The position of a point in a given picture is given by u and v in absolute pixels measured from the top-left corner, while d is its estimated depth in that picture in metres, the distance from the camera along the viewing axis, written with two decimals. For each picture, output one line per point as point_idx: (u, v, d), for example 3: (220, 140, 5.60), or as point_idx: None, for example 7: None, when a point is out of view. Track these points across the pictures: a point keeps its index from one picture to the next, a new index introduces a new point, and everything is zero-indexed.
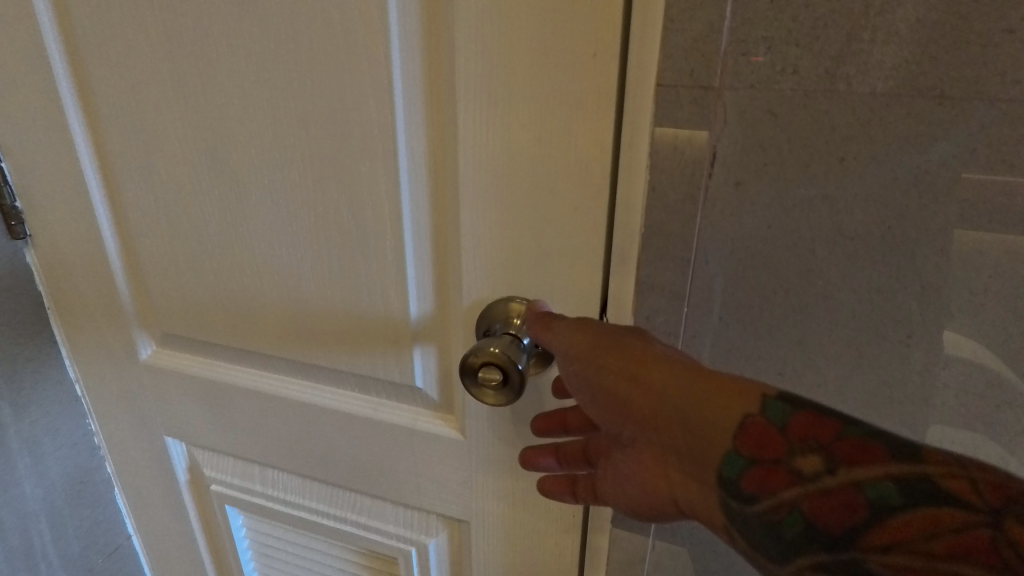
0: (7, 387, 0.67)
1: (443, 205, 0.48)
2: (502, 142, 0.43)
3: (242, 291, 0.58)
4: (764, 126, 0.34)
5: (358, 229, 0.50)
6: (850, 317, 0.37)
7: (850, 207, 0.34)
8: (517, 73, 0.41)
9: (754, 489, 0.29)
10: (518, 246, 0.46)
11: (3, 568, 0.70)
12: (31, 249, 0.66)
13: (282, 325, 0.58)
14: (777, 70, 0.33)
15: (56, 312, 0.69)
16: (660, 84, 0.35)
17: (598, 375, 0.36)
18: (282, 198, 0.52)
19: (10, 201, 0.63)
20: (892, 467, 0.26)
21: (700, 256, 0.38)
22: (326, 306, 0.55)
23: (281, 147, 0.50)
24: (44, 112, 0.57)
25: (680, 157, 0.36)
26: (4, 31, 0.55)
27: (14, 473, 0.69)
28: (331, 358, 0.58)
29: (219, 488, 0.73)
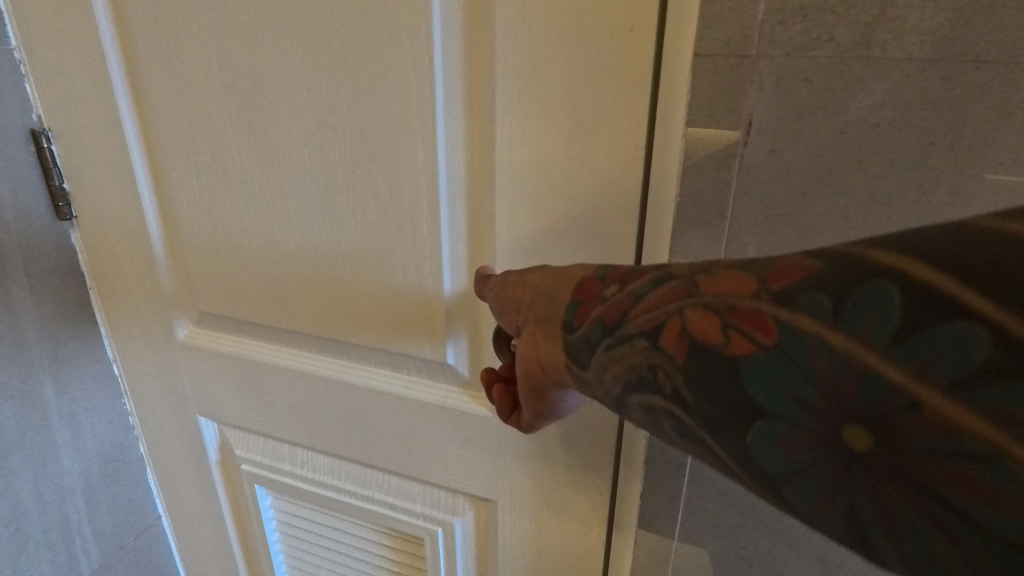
0: (52, 360, 0.66)
1: (478, 183, 0.47)
2: (538, 119, 0.43)
3: (277, 267, 0.56)
4: (799, 93, 0.35)
5: (395, 205, 0.49)
6: None
7: (884, 172, 0.35)
8: (553, 48, 0.41)
9: (593, 328, 0.33)
10: (557, 221, 0.45)
11: (41, 542, 0.68)
12: (76, 230, 0.65)
13: (316, 298, 0.56)
14: (813, 37, 0.34)
15: (97, 293, 0.68)
16: (698, 54, 0.36)
17: (504, 290, 0.40)
18: (323, 173, 0.51)
19: (58, 181, 0.62)
20: (662, 275, 0.31)
21: (735, 224, 0.39)
22: (362, 279, 0.53)
23: (331, 118, 0.48)
24: (93, 86, 0.56)
25: (715, 125, 0.37)
26: (53, 6, 0.54)
27: (54, 447, 0.68)
28: (362, 335, 0.56)
29: (248, 467, 0.70)
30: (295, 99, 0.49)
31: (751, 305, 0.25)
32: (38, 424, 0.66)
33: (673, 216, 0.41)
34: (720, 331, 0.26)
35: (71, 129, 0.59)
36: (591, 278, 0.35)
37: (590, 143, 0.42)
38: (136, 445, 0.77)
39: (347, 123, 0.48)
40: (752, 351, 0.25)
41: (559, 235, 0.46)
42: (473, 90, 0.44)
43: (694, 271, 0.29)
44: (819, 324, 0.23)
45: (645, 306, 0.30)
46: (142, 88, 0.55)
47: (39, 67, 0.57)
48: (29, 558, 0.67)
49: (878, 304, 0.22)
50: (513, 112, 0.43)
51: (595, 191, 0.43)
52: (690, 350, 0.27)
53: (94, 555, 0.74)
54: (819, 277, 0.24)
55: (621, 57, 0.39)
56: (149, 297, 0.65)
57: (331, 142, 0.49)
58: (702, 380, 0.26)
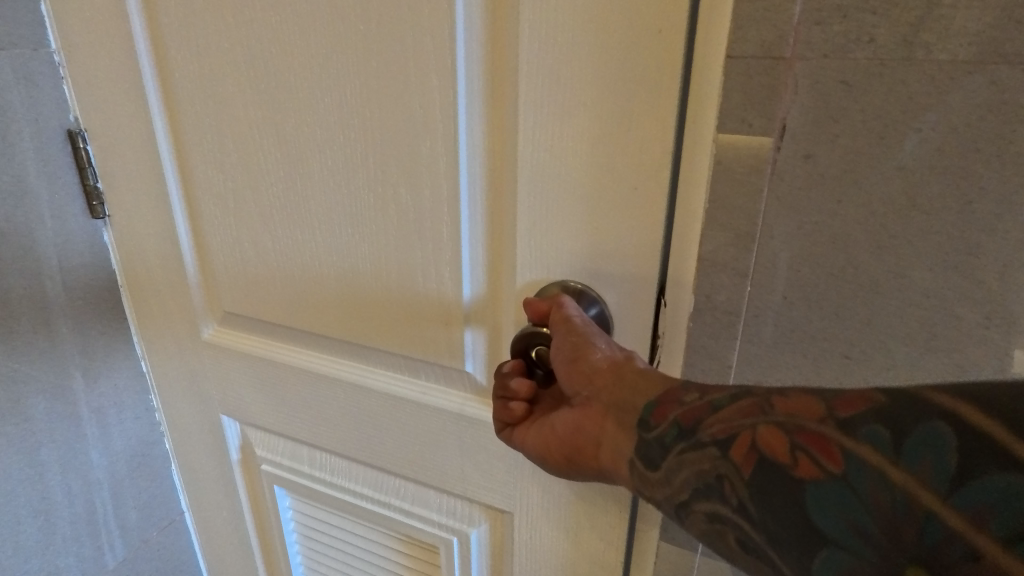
0: (82, 355, 0.67)
1: (499, 188, 0.46)
2: (561, 124, 0.42)
3: (300, 268, 0.57)
4: (836, 97, 0.34)
5: (415, 209, 0.49)
6: (923, 297, 0.36)
7: (926, 180, 0.34)
8: (578, 51, 0.40)
9: (664, 427, 0.33)
10: (579, 229, 0.44)
11: (68, 532, 0.69)
12: (109, 229, 0.66)
13: (337, 301, 0.56)
14: (852, 38, 0.33)
15: (128, 291, 0.69)
16: (730, 56, 0.35)
17: (583, 352, 0.40)
18: (347, 175, 0.50)
19: (92, 180, 0.63)
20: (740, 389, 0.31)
21: (766, 232, 0.38)
22: (382, 282, 0.53)
23: (356, 121, 0.48)
24: (127, 88, 0.57)
25: (747, 129, 0.36)
26: (91, 9, 0.55)
27: (82, 441, 0.69)
28: (381, 339, 0.56)
29: (268, 468, 0.71)
30: (320, 103, 0.49)
31: (819, 429, 0.26)
32: (67, 418, 0.67)
33: (702, 222, 0.39)
34: (788, 451, 0.26)
35: (104, 129, 0.60)
36: (678, 382, 0.35)
37: (614, 147, 0.41)
38: (162, 442, 0.78)
39: (370, 126, 0.48)
40: (817, 476, 0.25)
41: (582, 243, 0.45)
42: (496, 94, 0.44)
43: (770, 391, 0.30)
44: (879, 455, 0.24)
45: (718, 415, 0.31)
46: (172, 91, 0.55)
47: (75, 68, 0.59)
48: (56, 547, 0.68)
49: (934, 444, 0.22)
50: (535, 116, 0.42)
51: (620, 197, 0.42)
52: (758, 465, 0.27)
53: (120, 549, 0.76)
54: (886, 413, 0.24)
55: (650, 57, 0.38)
56: (177, 296, 0.66)
57: (356, 145, 0.49)
58: (767, 496, 0.27)
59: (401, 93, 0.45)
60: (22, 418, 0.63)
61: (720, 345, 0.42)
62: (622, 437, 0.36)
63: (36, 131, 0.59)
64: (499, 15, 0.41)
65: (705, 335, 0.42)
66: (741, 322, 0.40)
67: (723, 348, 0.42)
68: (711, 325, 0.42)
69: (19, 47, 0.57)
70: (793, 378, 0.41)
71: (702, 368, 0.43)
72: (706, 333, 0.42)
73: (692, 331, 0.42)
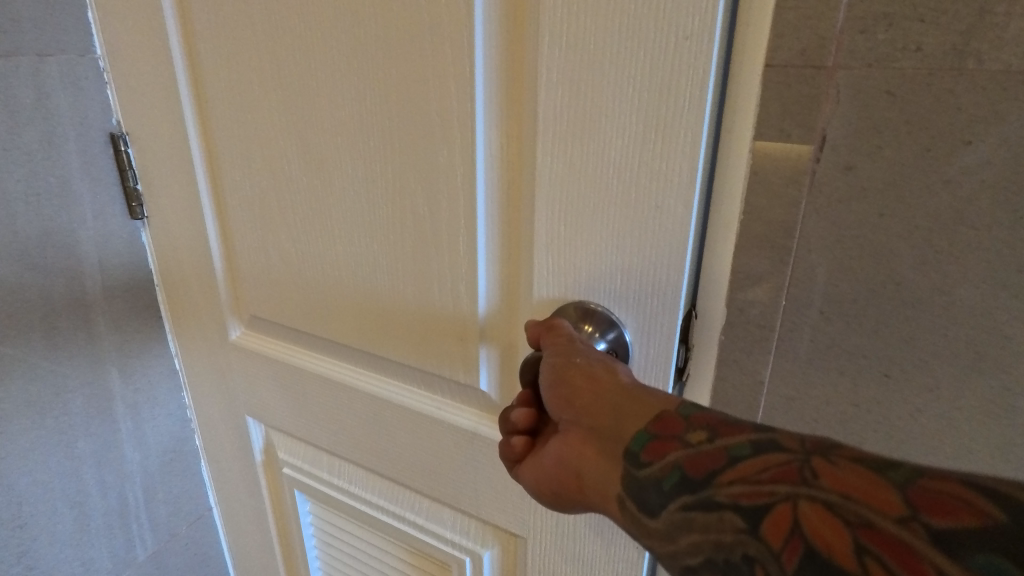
0: (119, 352, 0.69)
1: (516, 202, 0.43)
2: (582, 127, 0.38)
3: (319, 277, 0.56)
4: (881, 108, 0.33)
5: (431, 222, 0.46)
6: (969, 316, 0.34)
7: (974, 194, 0.32)
8: (599, 46, 0.36)
9: (665, 471, 0.27)
10: (600, 251, 0.40)
11: (101, 525, 0.71)
12: (147, 230, 0.67)
13: (355, 311, 0.55)
14: (898, 47, 0.32)
15: (163, 291, 0.70)
16: (770, 65, 0.35)
17: (564, 370, 0.35)
18: (364, 188, 0.49)
19: (133, 183, 0.65)
20: (765, 439, 0.26)
21: (803, 245, 0.37)
22: (397, 296, 0.51)
23: (375, 126, 0.46)
24: (165, 94, 0.58)
25: (786, 140, 0.35)
26: (133, 18, 0.57)
27: (117, 436, 0.71)
28: (397, 352, 0.55)
29: (290, 472, 0.71)
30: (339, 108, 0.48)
31: (893, 529, 0.19)
32: (104, 413, 0.69)
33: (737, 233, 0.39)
34: (846, 549, 0.20)
35: (144, 133, 0.62)
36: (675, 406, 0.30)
37: (637, 154, 0.36)
38: (193, 439, 0.79)
39: (387, 136, 0.46)
40: None
41: (602, 259, 0.40)
42: (513, 97, 0.40)
43: (812, 451, 0.24)
44: None
45: (738, 470, 0.25)
46: (205, 95, 0.56)
47: (119, 73, 0.60)
48: (90, 538, 0.70)
49: None
50: (552, 127, 0.38)
51: (643, 210, 0.38)
52: (805, 558, 0.21)
53: (150, 542, 0.77)
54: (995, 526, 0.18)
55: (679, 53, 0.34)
56: (208, 297, 0.67)
57: (374, 155, 0.47)
58: None
59: (418, 96, 0.44)
60: (62, 411, 0.65)
61: (752, 359, 0.41)
62: (607, 468, 0.30)
63: (81, 134, 0.61)
64: (517, 9, 0.38)
65: (737, 349, 0.41)
66: (775, 336, 0.39)
67: (756, 363, 0.41)
68: (744, 338, 0.41)
69: (67, 53, 0.59)
70: (829, 396, 0.39)
71: (733, 383, 0.42)
72: (738, 347, 0.41)
73: (724, 345, 0.41)
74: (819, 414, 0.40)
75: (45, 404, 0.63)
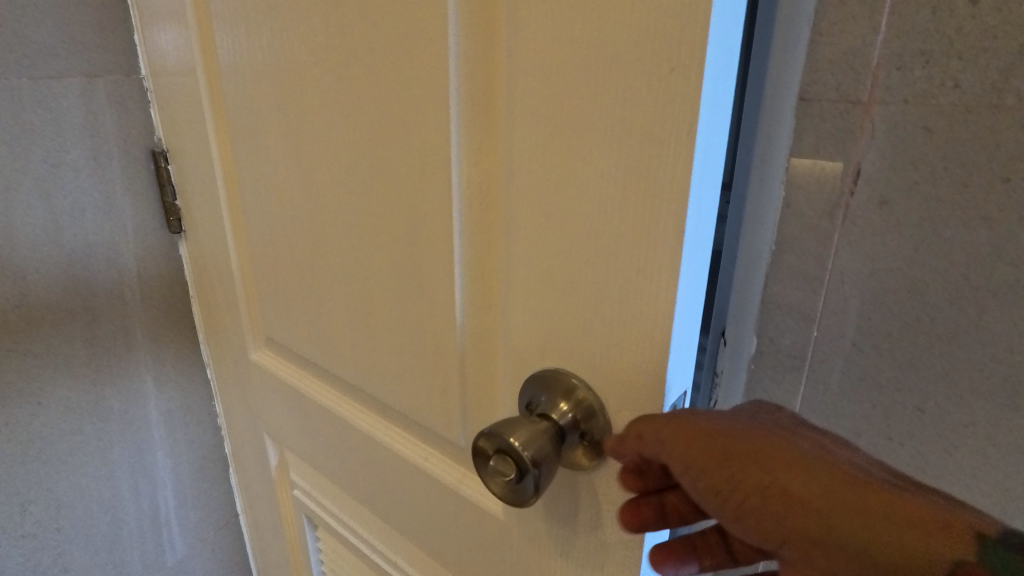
0: (153, 362, 0.70)
1: (487, 253, 0.35)
2: (560, 168, 0.29)
3: (305, 300, 0.49)
4: (917, 143, 0.33)
5: (401, 265, 0.39)
6: (1007, 353, 0.34)
7: (1014, 231, 0.32)
8: (575, 66, 0.27)
9: None
10: (575, 321, 0.32)
11: (132, 527, 0.73)
12: (185, 242, 0.68)
13: (337, 334, 0.47)
14: (935, 83, 0.31)
15: (197, 302, 0.71)
16: (803, 99, 0.35)
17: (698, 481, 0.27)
18: (353, 221, 0.41)
19: (171, 198, 0.65)
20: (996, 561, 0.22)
21: (836, 277, 0.37)
22: (374, 325, 0.43)
23: (360, 158, 0.39)
24: (183, 117, 0.58)
25: (819, 172, 0.35)
26: (161, 39, 0.57)
27: (150, 441, 0.72)
28: (373, 386, 0.46)
29: (296, 493, 0.66)
30: (312, 131, 0.42)
31: None
32: (138, 420, 0.71)
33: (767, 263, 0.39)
34: None
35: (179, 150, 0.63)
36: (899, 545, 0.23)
37: (622, 204, 0.28)
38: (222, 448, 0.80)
39: (369, 168, 0.39)
40: None
41: (580, 328, 0.32)
42: (486, 127, 0.32)
43: None
44: None
45: None
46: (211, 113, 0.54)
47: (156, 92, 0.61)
48: (125, 540, 0.72)
49: None
50: (524, 170, 0.31)
51: (629, 271, 0.29)
52: None
53: (179, 546, 0.79)
54: None
55: (667, 86, 0.25)
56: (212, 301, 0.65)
57: (357, 189, 0.40)
58: None
59: (382, 117, 0.36)
60: (99, 418, 0.67)
61: (783, 389, 0.41)
62: None
63: (123, 151, 0.63)
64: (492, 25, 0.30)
65: (768, 377, 0.41)
66: (806, 367, 0.39)
67: (786, 392, 0.41)
68: (774, 367, 0.41)
69: (112, 74, 0.60)
70: (860, 428, 0.39)
71: None
72: (768, 377, 0.41)
73: (754, 374, 0.41)
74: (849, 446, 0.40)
75: (83, 411, 0.65)
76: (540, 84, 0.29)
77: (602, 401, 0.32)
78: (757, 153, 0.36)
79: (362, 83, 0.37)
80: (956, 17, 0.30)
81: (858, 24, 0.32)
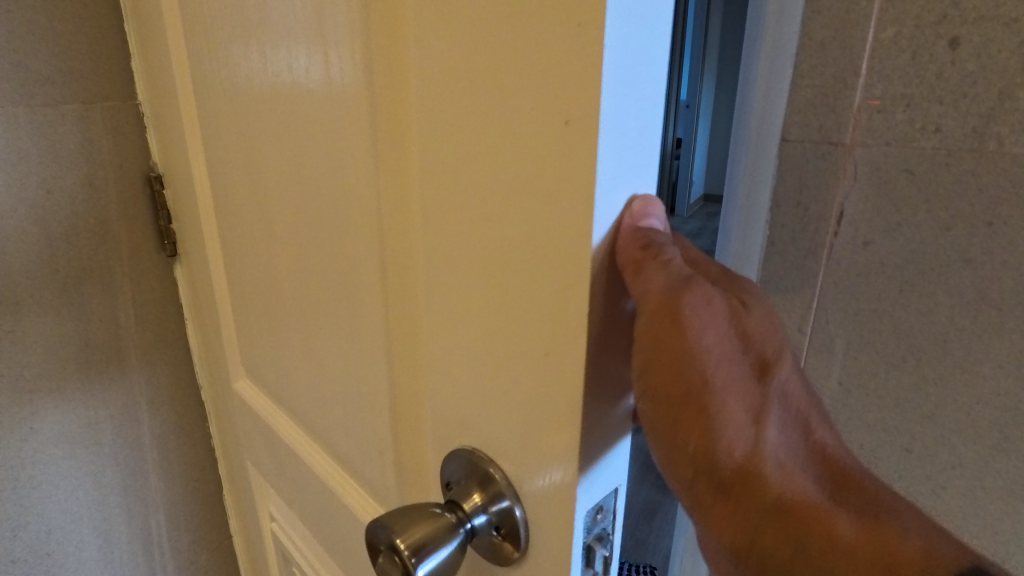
0: (149, 380, 0.66)
1: (405, 320, 0.29)
2: (469, 228, 0.23)
3: (268, 335, 0.45)
4: (900, 185, 0.33)
5: (331, 314, 0.34)
6: (994, 396, 0.34)
7: (998, 275, 0.32)
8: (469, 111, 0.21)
9: None
10: (488, 414, 0.25)
11: (125, 558, 0.68)
12: (180, 266, 0.63)
13: (296, 378, 0.42)
14: (916, 127, 0.31)
15: (192, 327, 0.66)
16: (786, 138, 0.35)
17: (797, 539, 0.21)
18: (301, 255, 0.35)
19: (164, 221, 0.61)
20: None
21: (821, 316, 0.36)
22: (321, 375, 0.38)
23: (303, 182, 0.33)
24: (163, 142, 0.56)
25: (803, 212, 0.35)
26: (142, 61, 0.55)
27: (144, 465, 0.67)
28: (326, 441, 0.41)
29: (275, 528, 0.63)
30: (260, 155, 0.37)
31: None
32: (132, 442, 0.66)
33: None
34: None
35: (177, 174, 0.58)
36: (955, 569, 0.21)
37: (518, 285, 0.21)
38: None
39: (311, 196, 0.32)
40: None
41: (491, 421, 0.25)
42: (393, 169, 0.26)
43: None
44: None
45: None
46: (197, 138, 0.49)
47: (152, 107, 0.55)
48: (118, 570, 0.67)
49: None
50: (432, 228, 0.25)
51: (534, 357, 0.22)
52: None
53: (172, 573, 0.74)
54: None
55: (559, 137, 0.18)
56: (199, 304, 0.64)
57: (299, 223, 0.35)
58: None
59: (310, 153, 0.31)
60: (93, 441, 0.62)
61: None
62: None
63: (120, 175, 0.57)
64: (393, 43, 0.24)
65: None
66: None
67: None
68: None
69: None
70: None
71: None
72: None
73: None
74: None
75: (75, 438, 0.60)
76: (447, 127, 0.22)
77: (516, 495, 0.25)
78: (742, 186, 0.37)
79: (295, 112, 0.31)
80: (936, 62, 0.30)
81: (839, 67, 0.32)
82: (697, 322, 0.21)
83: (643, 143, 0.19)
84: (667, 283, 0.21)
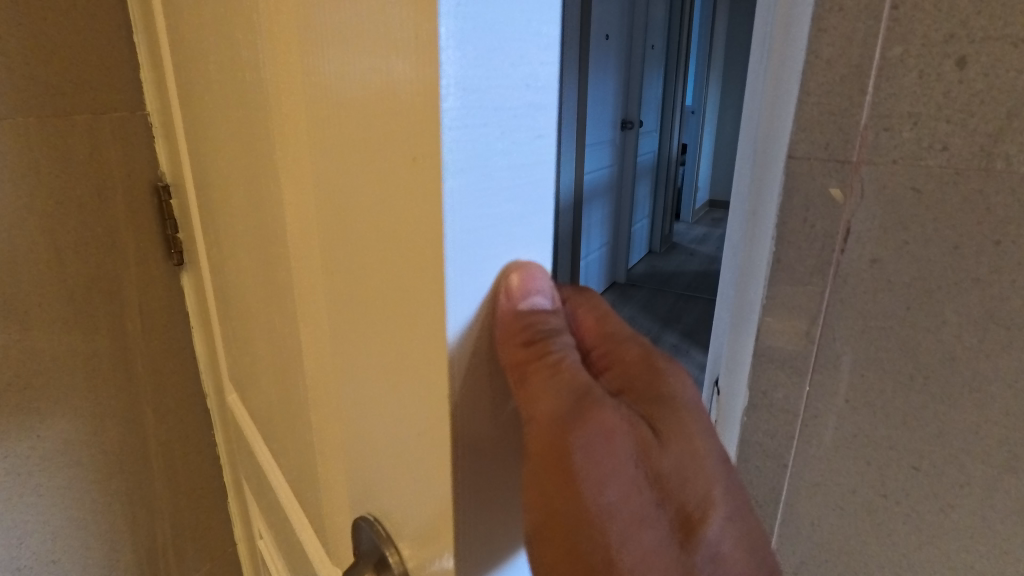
0: (155, 388, 0.65)
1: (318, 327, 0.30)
2: (361, 254, 0.24)
3: (252, 348, 0.46)
4: (907, 204, 0.32)
5: (286, 327, 0.35)
6: (1003, 415, 0.33)
7: (1007, 294, 0.32)
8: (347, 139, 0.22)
9: None
10: (379, 425, 0.26)
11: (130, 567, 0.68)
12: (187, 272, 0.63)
13: (273, 392, 0.42)
14: (924, 145, 0.31)
15: (200, 335, 0.67)
16: (793, 155, 0.35)
17: None
18: (266, 268, 0.36)
19: (170, 229, 0.61)
20: None
21: (828, 333, 0.36)
22: (290, 392, 0.38)
23: (260, 196, 0.34)
24: (170, 153, 0.57)
25: (810, 229, 0.35)
26: (151, 73, 0.56)
27: (150, 473, 0.67)
28: (296, 457, 0.41)
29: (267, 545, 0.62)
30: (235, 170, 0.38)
31: None
32: (137, 451, 0.65)
33: (759, 318, 0.38)
34: None
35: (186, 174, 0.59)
36: None
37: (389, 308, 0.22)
38: None
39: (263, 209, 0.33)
40: None
41: (382, 432, 0.26)
42: (301, 187, 0.28)
43: None
44: None
45: None
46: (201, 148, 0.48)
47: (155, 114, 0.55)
48: None
49: None
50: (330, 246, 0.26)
51: (404, 385, 0.23)
52: None
53: None
54: None
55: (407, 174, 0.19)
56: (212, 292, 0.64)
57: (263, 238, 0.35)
58: None
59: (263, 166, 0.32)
60: (99, 450, 0.61)
61: (776, 442, 0.40)
62: None
63: (130, 185, 0.57)
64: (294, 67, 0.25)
65: (761, 431, 0.41)
66: (800, 421, 0.39)
67: (780, 447, 0.40)
68: (766, 421, 0.40)
69: None
70: (853, 484, 0.39)
71: (756, 465, 0.42)
72: (761, 429, 0.41)
73: (747, 426, 0.41)
74: (843, 502, 0.39)
75: (80, 446, 0.60)
76: (335, 152, 0.23)
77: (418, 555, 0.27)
78: (749, 201, 0.37)
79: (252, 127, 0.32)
80: (944, 81, 0.30)
81: (847, 85, 0.32)
82: (593, 468, 0.22)
83: (494, 187, 0.20)
84: (556, 408, 0.22)
